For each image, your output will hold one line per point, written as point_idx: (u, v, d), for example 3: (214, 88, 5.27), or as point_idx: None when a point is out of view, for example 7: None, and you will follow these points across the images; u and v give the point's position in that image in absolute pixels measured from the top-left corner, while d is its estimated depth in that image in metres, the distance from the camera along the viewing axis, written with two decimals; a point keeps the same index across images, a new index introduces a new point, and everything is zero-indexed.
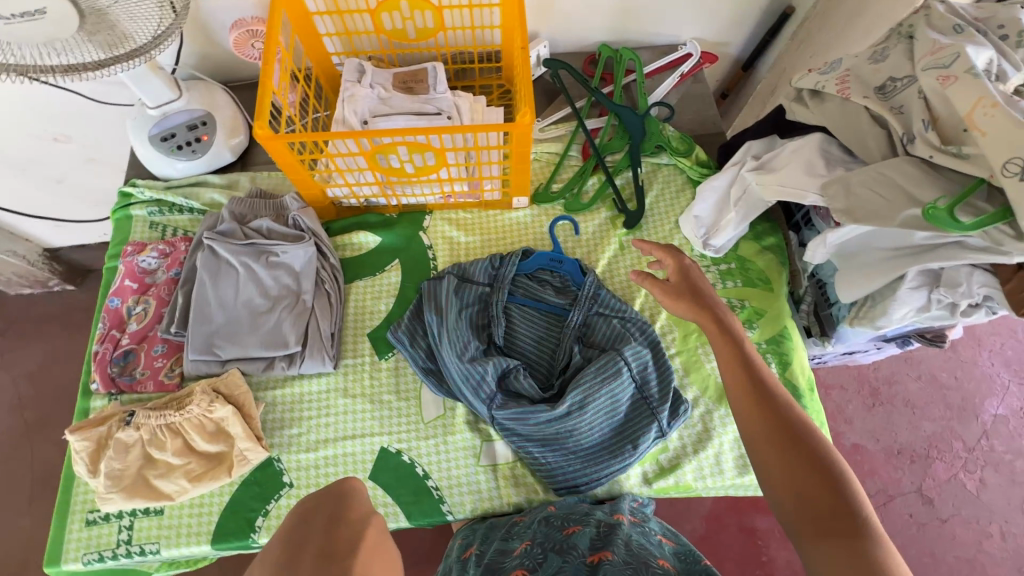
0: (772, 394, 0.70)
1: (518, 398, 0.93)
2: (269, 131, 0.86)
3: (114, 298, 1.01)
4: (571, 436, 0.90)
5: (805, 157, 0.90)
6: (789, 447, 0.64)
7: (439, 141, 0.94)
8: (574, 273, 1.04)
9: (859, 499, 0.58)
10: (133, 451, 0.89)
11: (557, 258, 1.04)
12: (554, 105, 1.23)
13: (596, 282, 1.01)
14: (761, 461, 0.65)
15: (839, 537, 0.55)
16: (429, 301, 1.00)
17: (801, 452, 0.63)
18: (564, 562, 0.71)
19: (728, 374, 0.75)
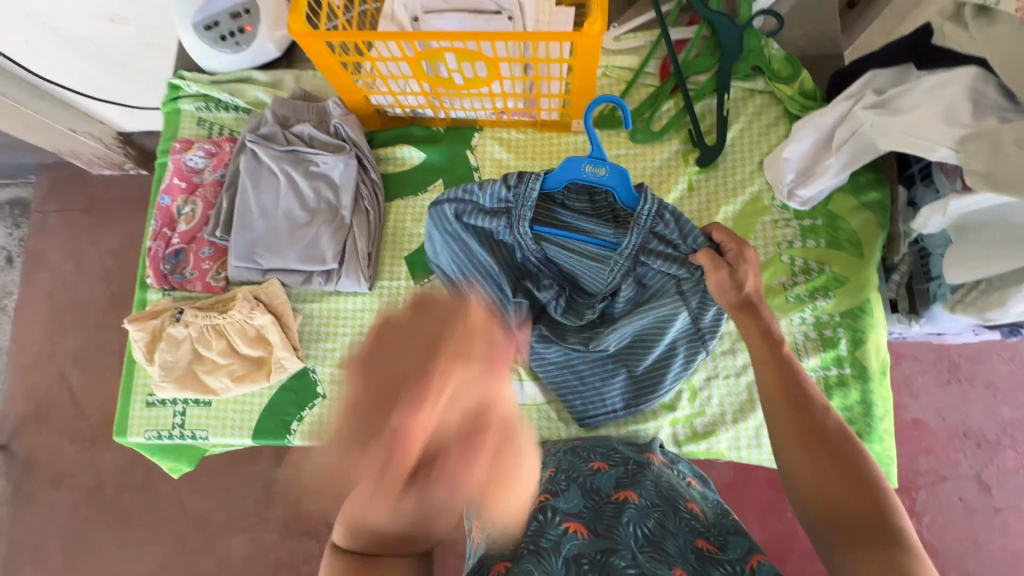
0: (811, 402, 0.63)
1: (556, 331, 0.89)
2: (306, 28, 0.78)
3: (164, 196, 1.02)
4: (605, 375, 0.88)
5: (945, 99, 0.71)
6: (821, 451, 0.60)
7: (492, 49, 0.81)
8: (621, 190, 0.72)
9: (897, 512, 0.57)
10: (183, 346, 0.94)
11: (598, 164, 0.71)
12: (636, 7, 1.04)
13: (655, 204, 0.73)
14: (785, 461, 0.62)
15: (873, 547, 0.54)
16: (449, 235, 0.83)
17: (834, 457, 0.60)
18: (584, 506, 0.61)
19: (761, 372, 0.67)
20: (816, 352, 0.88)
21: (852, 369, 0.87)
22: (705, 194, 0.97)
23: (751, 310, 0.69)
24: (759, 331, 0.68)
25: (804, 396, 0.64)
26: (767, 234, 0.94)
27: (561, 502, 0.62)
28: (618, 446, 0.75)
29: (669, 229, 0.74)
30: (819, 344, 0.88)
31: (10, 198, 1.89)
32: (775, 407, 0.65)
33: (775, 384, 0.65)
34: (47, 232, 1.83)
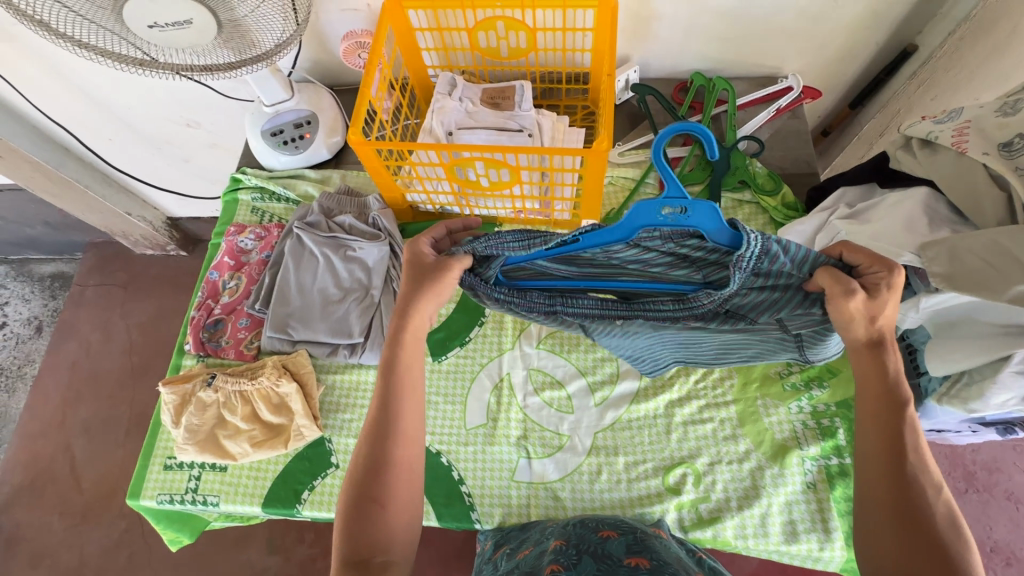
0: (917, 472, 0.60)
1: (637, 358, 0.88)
2: (361, 137, 0.93)
3: (214, 271, 1.14)
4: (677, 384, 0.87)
5: (905, 213, 0.82)
6: (912, 531, 0.57)
7: (515, 159, 0.96)
8: (708, 227, 0.60)
9: None
10: (210, 410, 0.99)
11: (679, 205, 0.59)
12: (637, 130, 1.22)
13: (759, 242, 0.57)
14: (866, 528, 0.60)
15: None
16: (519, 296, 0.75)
17: (928, 543, 0.56)
18: (598, 570, 0.60)
19: (866, 427, 0.63)
20: (816, 440, 0.91)
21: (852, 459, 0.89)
22: None
23: (877, 352, 0.62)
24: (877, 374, 0.62)
25: (908, 467, 0.60)
26: None
27: (574, 570, 0.60)
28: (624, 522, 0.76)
29: (779, 263, 0.60)
30: (818, 433, 0.92)
31: (54, 272, 2.05)
32: (873, 471, 0.62)
33: (881, 443, 0.62)
34: (82, 304, 1.96)
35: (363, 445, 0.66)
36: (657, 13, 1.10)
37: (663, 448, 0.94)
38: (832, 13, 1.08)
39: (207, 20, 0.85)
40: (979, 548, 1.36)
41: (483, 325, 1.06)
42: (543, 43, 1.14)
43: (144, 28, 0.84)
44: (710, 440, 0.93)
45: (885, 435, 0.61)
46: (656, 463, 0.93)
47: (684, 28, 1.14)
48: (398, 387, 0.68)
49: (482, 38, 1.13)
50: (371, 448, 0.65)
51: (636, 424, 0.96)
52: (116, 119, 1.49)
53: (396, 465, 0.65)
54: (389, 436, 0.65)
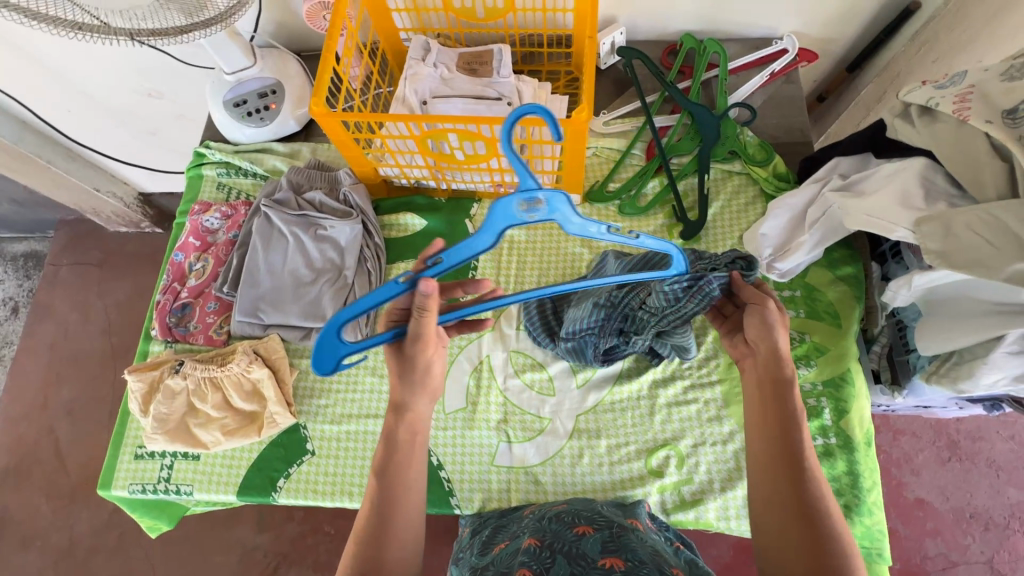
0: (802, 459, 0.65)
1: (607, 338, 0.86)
2: (325, 108, 0.87)
3: (179, 252, 1.08)
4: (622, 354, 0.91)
5: (901, 185, 0.78)
6: (794, 511, 0.62)
7: (491, 130, 0.89)
8: (571, 224, 0.55)
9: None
10: (178, 399, 0.96)
11: (534, 199, 0.53)
12: (623, 97, 1.16)
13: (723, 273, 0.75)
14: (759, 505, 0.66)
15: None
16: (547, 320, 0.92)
17: (813, 536, 0.61)
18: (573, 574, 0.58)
19: (759, 422, 0.70)
20: None
21: (837, 438, 0.88)
22: None
23: (773, 363, 0.70)
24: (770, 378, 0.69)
25: (800, 460, 0.65)
26: None
27: None
28: (601, 512, 0.74)
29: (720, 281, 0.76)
30: (803, 413, 0.90)
31: (26, 251, 1.98)
32: (764, 457, 0.67)
33: (770, 429, 0.68)
34: (57, 284, 1.90)
35: (352, 550, 0.64)
36: None
37: (646, 429, 0.92)
38: None
39: None
40: (959, 515, 1.38)
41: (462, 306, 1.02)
42: (522, 2, 1.06)
43: None
44: (694, 421, 0.91)
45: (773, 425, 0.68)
46: (638, 446, 0.91)
47: None
48: (390, 483, 0.67)
49: None
50: (362, 552, 0.63)
51: (619, 407, 0.93)
52: (73, 89, 1.40)
53: (390, 566, 0.63)
54: (384, 534, 0.64)
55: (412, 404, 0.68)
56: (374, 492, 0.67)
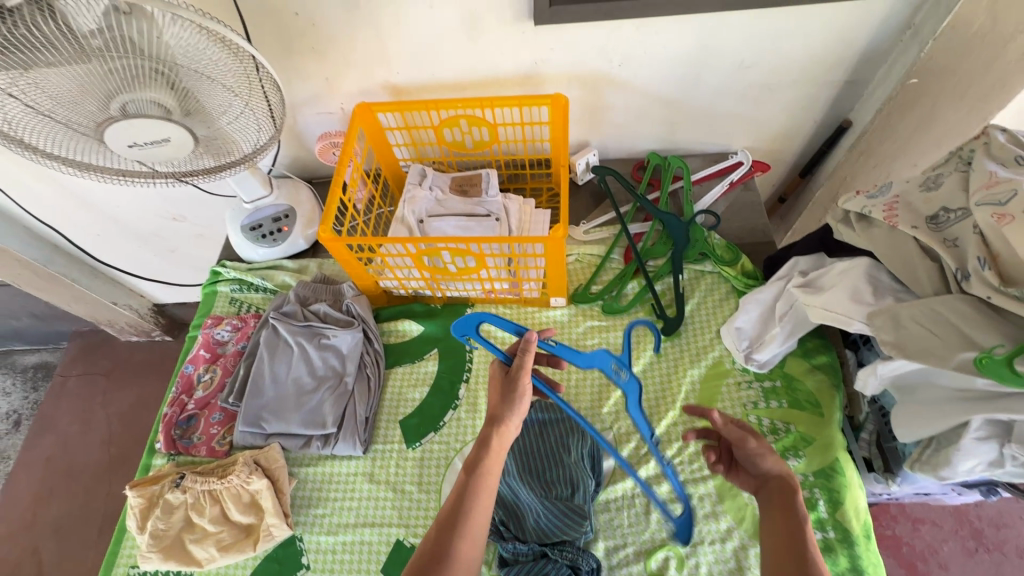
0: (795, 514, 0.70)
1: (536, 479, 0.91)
2: (332, 234, 0.98)
3: (189, 365, 1.15)
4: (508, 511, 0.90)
5: (851, 282, 0.86)
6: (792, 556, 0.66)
7: (479, 247, 1.00)
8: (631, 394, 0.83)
9: None
10: (176, 513, 0.97)
11: (620, 366, 0.83)
12: (600, 207, 1.29)
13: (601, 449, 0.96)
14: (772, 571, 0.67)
15: None
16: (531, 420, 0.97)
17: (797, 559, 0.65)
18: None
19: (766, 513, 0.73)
20: None
21: (835, 532, 0.87)
22: (671, 360, 1.07)
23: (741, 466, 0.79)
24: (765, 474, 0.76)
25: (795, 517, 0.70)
26: (733, 396, 1.02)
27: None
28: None
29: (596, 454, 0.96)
30: None
31: (37, 362, 2.05)
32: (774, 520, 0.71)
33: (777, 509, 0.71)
34: (63, 395, 1.93)
35: (432, 535, 0.69)
36: (609, 103, 1.20)
37: (643, 529, 0.91)
38: (768, 96, 1.18)
39: (185, 138, 0.91)
40: None
41: (457, 408, 1.05)
42: (505, 134, 1.23)
43: (122, 146, 0.89)
44: (691, 519, 0.91)
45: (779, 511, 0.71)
46: (637, 547, 0.90)
47: (636, 115, 1.23)
48: (476, 480, 0.72)
49: (449, 133, 1.22)
50: (436, 540, 0.68)
51: (614, 506, 0.94)
52: (105, 217, 1.55)
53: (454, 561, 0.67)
54: (459, 527, 0.69)
55: (506, 419, 0.75)
56: (461, 486, 0.73)
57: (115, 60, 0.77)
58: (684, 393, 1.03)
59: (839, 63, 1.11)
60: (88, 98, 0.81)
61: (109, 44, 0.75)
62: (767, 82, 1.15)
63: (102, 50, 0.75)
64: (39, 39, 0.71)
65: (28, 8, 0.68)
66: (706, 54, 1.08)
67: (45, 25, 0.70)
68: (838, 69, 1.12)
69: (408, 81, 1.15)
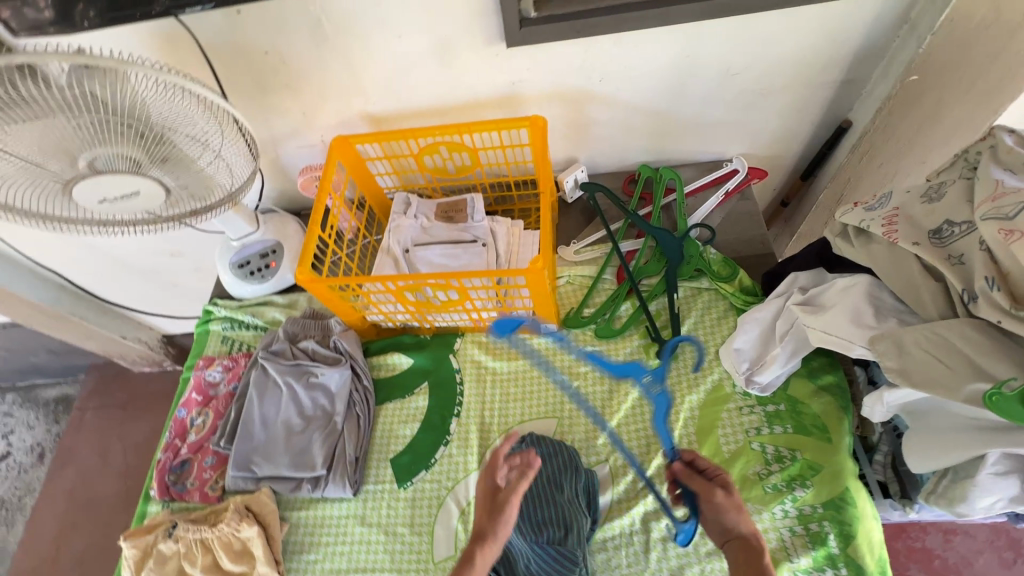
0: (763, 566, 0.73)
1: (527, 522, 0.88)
2: (312, 274, 0.96)
3: (181, 408, 1.14)
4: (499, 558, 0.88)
5: (851, 303, 0.80)
6: None
7: (462, 280, 0.97)
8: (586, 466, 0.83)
9: None
10: (169, 563, 0.96)
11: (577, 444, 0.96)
12: (591, 225, 1.25)
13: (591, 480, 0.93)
14: None
15: None
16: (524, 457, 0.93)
17: None
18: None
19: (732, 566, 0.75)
20: (805, 550, 0.84)
21: (848, 569, 0.82)
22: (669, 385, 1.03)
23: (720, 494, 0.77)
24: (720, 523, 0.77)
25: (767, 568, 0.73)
26: (734, 422, 0.97)
27: None
28: None
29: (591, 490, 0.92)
30: (807, 540, 0.85)
31: (57, 396, 2.09)
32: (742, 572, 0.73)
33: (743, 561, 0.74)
34: (81, 429, 1.97)
35: None
36: (593, 118, 1.16)
37: (642, 570, 0.87)
38: (760, 102, 1.13)
39: (155, 189, 0.90)
40: None
41: (448, 445, 1.02)
42: (488, 157, 1.20)
43: (92, 202, 0.88)
44: (693, 557, 0.87)
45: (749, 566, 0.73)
46: None
47: (623, 128, 1.19)
48: None
49: (431, 159, 1.20)
50: None
51: (612, 544, 0.90)
52: (106, 256, 1.56)
53: None
54: None
55: (493, 538, 0.79)
56: None
57: (82, 115, 0.76)
58: (682, 420, 0.99)
59: (832, 63, 1.05)
60: (54, 155, 0.79)
61: (76, 99, 0.74)
62: (757, 88, 1.10)
63: (69, 105, 0.74)
64: (11, 97, 0.71)
65: (6, 69, 0.69)
66: (689, 63, 1.04)
67: (20, 84, 0.70)
68: (831, 69, 1.06)
69: (386, 111, 1.13)
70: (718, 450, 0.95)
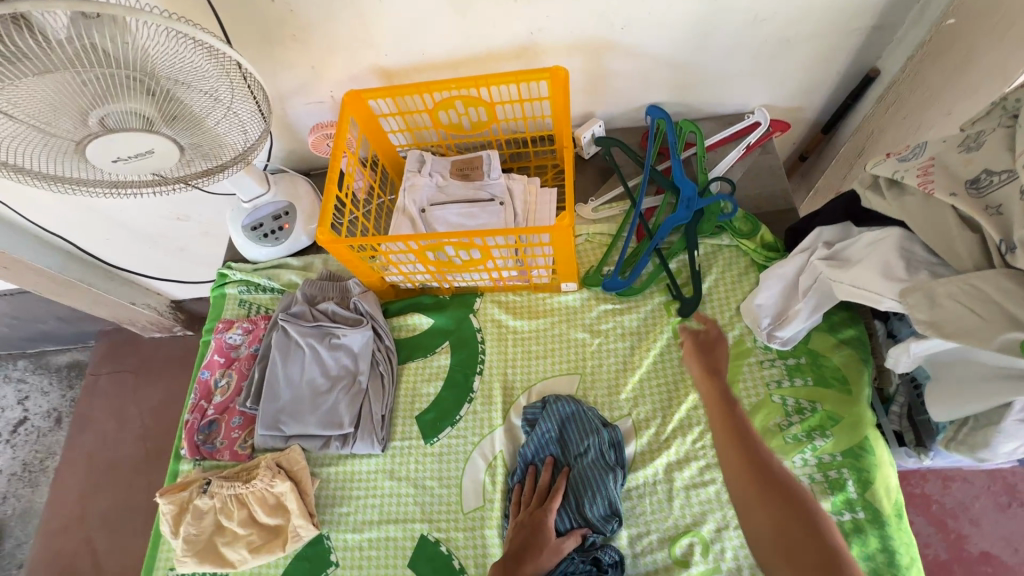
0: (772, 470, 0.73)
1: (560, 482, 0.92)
2: (332, 235, 0.95)
3: (205, 370, 1.15)
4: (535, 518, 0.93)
5: (881, 256, 0.80)
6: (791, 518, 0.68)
7: (484, 239, 0.96)
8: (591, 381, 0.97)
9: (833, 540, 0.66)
10: (207, 518, 0.99)
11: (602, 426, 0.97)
12: (608, 183, 1.23)
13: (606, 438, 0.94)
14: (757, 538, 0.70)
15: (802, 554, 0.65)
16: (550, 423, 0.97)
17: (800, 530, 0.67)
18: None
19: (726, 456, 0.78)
20: (825, 495, 0.87)
21: (865, 513, 0.85)
22: None
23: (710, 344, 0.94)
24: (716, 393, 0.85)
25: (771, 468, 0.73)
26: (755, 375, 0.98)
27: None
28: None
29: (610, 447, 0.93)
30: (826, 487, 0.88)
31: (69, 362, 2.10)
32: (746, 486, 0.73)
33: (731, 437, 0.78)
34: (97, 394, 1.99)
35: None
36: (613, 70, 1.12)
37: (665, 517, 0.90)
38: (786, 50, 1.09)
39: (170, 148, 0.88)
40: None
41: (473, 402, 1.04)
42: (504, 113, 1.17)
43: (108, 162, 0.86)
44: (715, 504, 0.90)
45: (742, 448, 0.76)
46: (660, 534, 0.89)
47: (643, 80, 1.15)
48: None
49: (445, 115, 1.17)
50: None
51: (637, 493, 0.93)
52: (111, 221, 1.54)
53: None
54: None
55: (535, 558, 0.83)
56: None
57: (86, 70, 0.72)
58: None
59: (864, 8, 1.01)
60: (64, 115, 0.77)
61: (79, 54, 0.70)
62: (784, 36, 1.06)
63: (73, 59, 0.71)
64: (12, 52, 0.67)
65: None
66: (716, 10, 0.99)
67: (17, 39, 0.66)
68: (864, 15, 1.02)
69: (398, 64, 1.09)
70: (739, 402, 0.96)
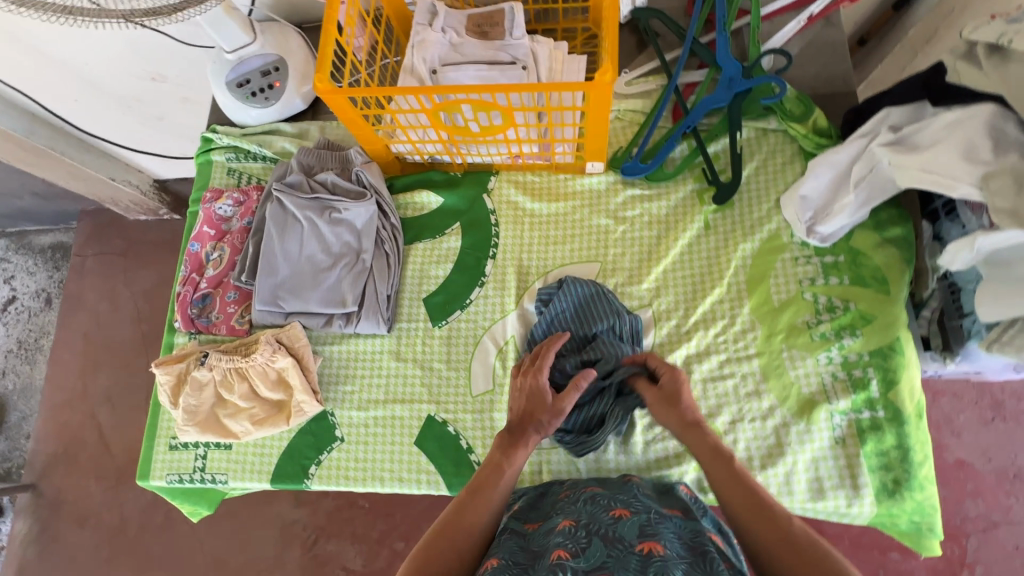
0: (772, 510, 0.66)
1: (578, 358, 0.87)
2: (330, 85, 0.82)
3: (195, 242, 1.07)
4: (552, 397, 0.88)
5: (964, 136, 0.70)
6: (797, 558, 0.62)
7: (507, 99, 0.84)
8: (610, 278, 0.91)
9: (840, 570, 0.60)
10: (206, 390, 0.96)
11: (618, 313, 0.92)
12: (645, 54, 1.07)
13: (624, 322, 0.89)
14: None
15: None
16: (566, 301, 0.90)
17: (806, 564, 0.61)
18: (608, 557, 0.57)
19: (724, 491, 0.71)
20: (846, 393, 0.85)
21: (885, 412, 0.83)
22: (722, 233, 0.96)
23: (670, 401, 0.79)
24: (710, 449, 0.74)
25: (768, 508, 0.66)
26: (788, 271, 0.92)
27: (580, 559, 0.58)
28: (638, 497, 0.72)
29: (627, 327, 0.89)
30: (848, 385, 0.85)
31: (53, 242, 2.00)
32: (749, 523, 0.67)
33: (726, 478, 0.71)
34: (85, 275, 1.92)
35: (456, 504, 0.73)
36: None
37: None
38: None
39: None
40: (1003, 475, 1.24)
41: (484, 286, 0.98)
42: None
43: None
44: (731, 397, 0.88)
45: (740, 489, 0.69)
46: None
47: None
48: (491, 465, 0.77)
49: None
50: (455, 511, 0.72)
51: None
52: (78, 79, 1.36)
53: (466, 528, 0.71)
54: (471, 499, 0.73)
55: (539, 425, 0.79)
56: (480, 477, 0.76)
57: None
58: (734, 269, 0.94)
59: None
60: None
61: None
62: None
63: None
64: None
65: None
66: None
67: None
68: None
69: None
70: (768, 298, 0.91)
